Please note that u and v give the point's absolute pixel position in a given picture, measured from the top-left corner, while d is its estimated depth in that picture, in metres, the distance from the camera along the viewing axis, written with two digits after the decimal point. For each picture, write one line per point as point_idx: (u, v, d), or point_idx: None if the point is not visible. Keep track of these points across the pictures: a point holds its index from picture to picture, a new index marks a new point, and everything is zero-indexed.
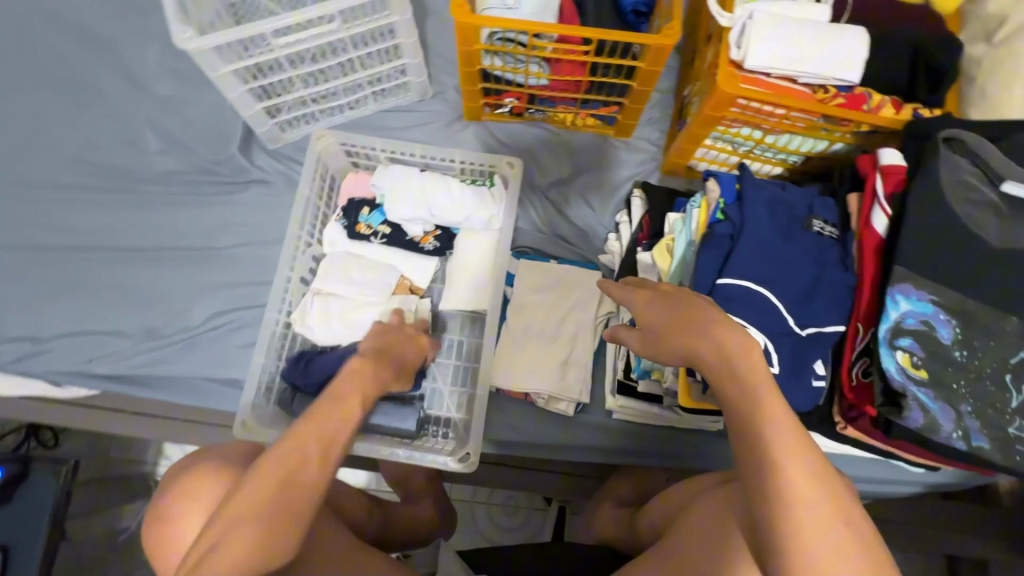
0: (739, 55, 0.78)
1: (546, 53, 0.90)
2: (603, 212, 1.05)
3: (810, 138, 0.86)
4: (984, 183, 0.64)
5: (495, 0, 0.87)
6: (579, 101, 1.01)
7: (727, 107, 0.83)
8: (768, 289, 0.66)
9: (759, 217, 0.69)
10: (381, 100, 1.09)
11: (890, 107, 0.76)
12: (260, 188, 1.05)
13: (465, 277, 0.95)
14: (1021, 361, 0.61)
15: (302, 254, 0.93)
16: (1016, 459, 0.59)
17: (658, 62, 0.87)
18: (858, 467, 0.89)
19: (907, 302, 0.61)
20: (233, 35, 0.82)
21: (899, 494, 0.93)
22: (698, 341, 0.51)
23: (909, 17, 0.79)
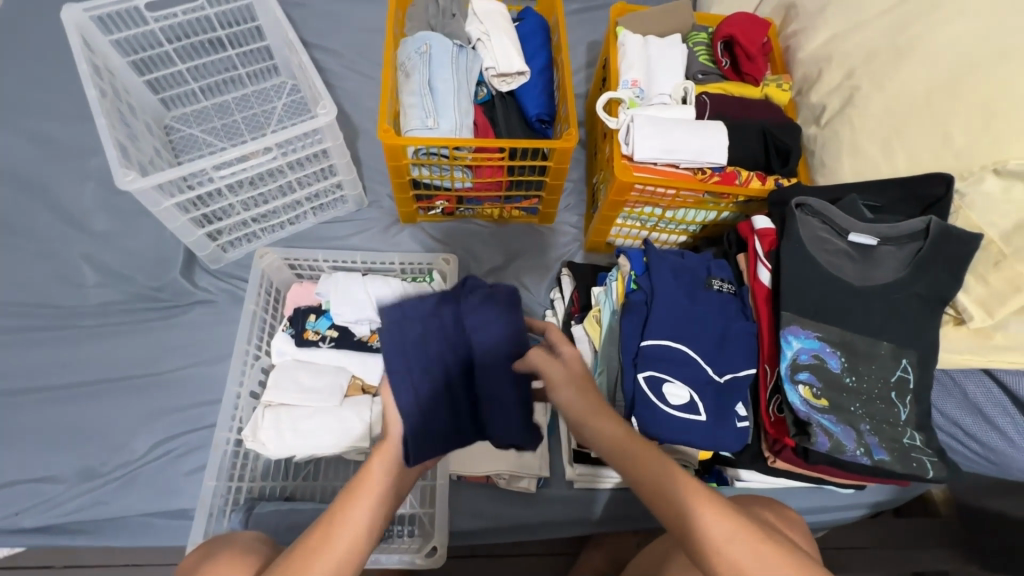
0: (629, 150, 0.93)
1: (467, 161, 1.02)
2: (538, 290, 1.14)
3: (702, 210, 1.01)
4: (836, 236, 0.78)
5: (417, 122, 0.99)
6: (503, 198, 1.13)
7: (628, 192, 0.97)
8: (685, 345, 0.76)
9: (667, 283, 0.79)
10: (320, 213, 1.16)
11: (757, 180, 0.93)
12: (203, 308, 1.06)
13: None
14: (899, 379, 0.71)
15: (251, 366, 0.94)
16: (914, 466, 0.67)
17: (564, 160, 1.01)
18: (804, 499, 0.95)
19: (799, 340, 0.71)
20: (174, 173, 0.88)
21: (847, 520, 0.99)
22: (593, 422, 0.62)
23: (755, 109, 0.97)
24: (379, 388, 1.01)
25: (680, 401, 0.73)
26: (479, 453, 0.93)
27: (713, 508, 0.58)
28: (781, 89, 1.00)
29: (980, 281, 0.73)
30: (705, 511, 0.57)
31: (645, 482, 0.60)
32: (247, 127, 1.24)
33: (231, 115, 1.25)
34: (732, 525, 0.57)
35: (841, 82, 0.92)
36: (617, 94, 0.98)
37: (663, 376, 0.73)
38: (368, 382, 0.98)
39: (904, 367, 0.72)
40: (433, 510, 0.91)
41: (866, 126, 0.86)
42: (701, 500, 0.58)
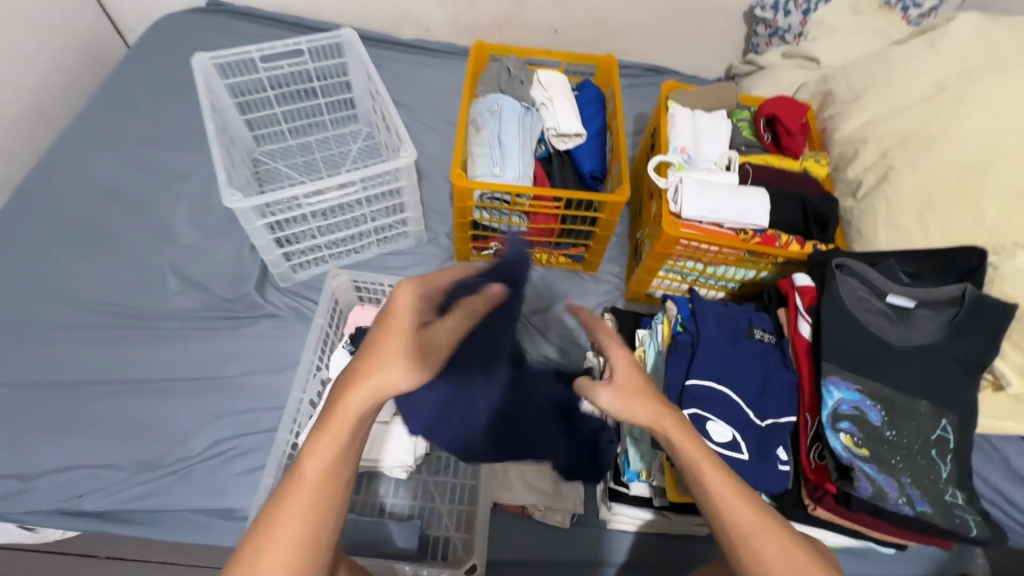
0: (677, 208, 1.01)
1: (526, 208, 1.12)
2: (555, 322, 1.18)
3: (741, 268, 1.07)
4: (875, 297, 0.83)
5: (485, 170, 1.11)
6: (552, 244, 1.22)
7: (673, 246, 1.04)
8: (727, 386, 0.80)
9: (712, 328, 0.85)
10: (383, 245, 1.27)
11: (796, 244, 0.99)
12: (269, 321, 1.14)
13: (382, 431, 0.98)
14: (939, 437, 0.74)
15: (313, 377, 1.00)
16: (957, 521, 0.68)
17: (614, 213, 1.10)
18: (842, 564, 0.94)
19: (840, 391, 0.75)
20: (271, 197, 1.00)
21: None
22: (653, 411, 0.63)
23: (795, 179, 1.06)
24: None
25: (723, 439, 0.76)
26: (517, 483, 0.96)
27: (757, 516, 0.59)
28: (818, 164, 1.08)
29: (1017, 349, 0.77)
30: (749, 515, 0.59)
31: (702, 488, 0.61)
32: (325, 165, 1.38)
33: (312, 153, 1.40)
34: (771, 531, 0.59)
35: (876, 162, 0.99)
36: (667, 158, 1.08)
37: (707, 415, 0.77)
38: None
39: (943, 426, 0.75)
40: (472, 536, 0.92)
41: (902, 201, 0.92)
42: (734, 494, 0.60)
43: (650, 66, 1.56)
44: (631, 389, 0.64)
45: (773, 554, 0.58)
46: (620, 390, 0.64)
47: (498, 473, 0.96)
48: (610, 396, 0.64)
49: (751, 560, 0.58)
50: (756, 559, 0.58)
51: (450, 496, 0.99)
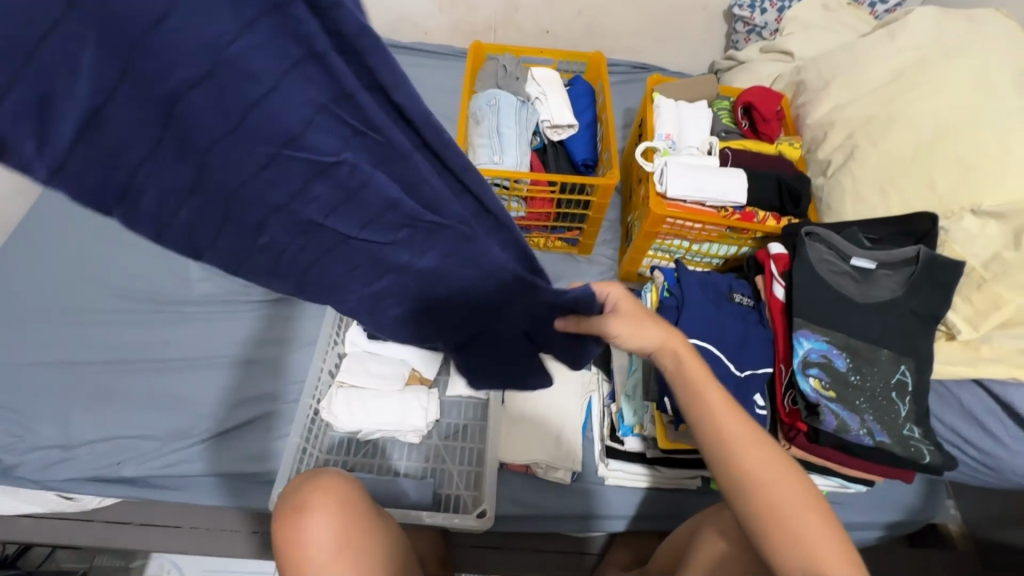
0: (663, 189, 1.10)
1: (524, 192, 1.20)
2: None
3: (724, 244, 1.16)
4: (841, 260, 0.92)
5: (485, 158, 1.20)
6: (550, 227, 1.31)
7: (660, 224, 1.13)
8: (709, 342, 0.88)
9: (695, 293, 0.94)
10: None
11: (772, 219, 1.08)
12: (287, 303, 1.22)
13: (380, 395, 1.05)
14: (898, 380, 0.82)
15: (331, 350, 1.11)
16: (913, 451, 0.77)
17: (606, 196, 1.19)
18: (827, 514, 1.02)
19: (810, 342, 0.84)
20: None
21: (866, 538, 1.04)
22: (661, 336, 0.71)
23: (771, 161, 1.15)
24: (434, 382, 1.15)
25: None
26: (523, 442, 1.04)
27: (742, 422, 0.69)
28: (792, 147, 1.17)
29: (966, 302, 0.86)
30: (735, 420, 0.69)
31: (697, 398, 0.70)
32: None
33: None
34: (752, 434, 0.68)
35: (843, 142, 1.09)
36: (653, 144, 1.18)
37: None
38: (425, 375, 1.11)
39: (903, 370, 0.83)
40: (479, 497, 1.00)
41: (865, 176, 1.02)
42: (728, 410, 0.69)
43: (637, 64, 1.66)
44: (635, 316, 0.69)
45: (752, 454, 0.67)
46: (627, 318, 0.68)
47: (502, 435, 1.04)
48: (621, 324, 0.67)
49: (736, 457, 0.67)
50: (745, 466, 0.66)
51: (461, 458, 1.07)
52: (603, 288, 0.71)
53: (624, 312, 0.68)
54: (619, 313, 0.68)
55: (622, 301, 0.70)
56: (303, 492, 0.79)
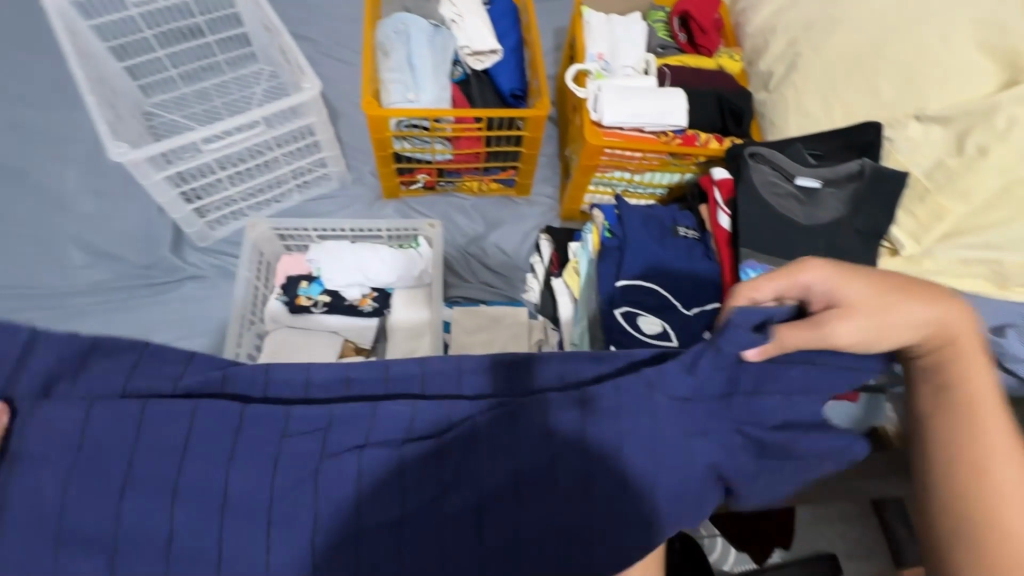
0: (598, 116, 1.00)
1: (448, 132, 1.08)
2: (503, 250, 1.19)
3: (666, 172, 1.09)
4: (786, 182, 0.87)
5: (398, 96, 1.05)
6: (482, 170, 1.20)
7: (598, 157, 1.04)
8: (654, 281, 0.83)
9: (637, 231, 0.87)
10: (305, 191, 1.20)
11: (715, 141, 1.01)
12: (193, 283, 1.08)
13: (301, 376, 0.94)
14: None
15: (247, 330, 0.98)
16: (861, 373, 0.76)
17: (538, 129, 1.07)
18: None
19: (757, 272, 0.80)
20: (163, 146, 0.92)
21: None
22: (909, 298, 0.46)
23: (711, 77, 1.06)
24: (374, 352, 1.04)
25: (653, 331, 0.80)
26: None
27: (1008, 428, 0.45)
28: (732, 60, 1.08)
29: (909, 216, 0.83)
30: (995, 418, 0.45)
31: (958, 391, 0.46)
32: (228, 112, 1.27)
33: (211, 101, 1.28)
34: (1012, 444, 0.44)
35: (784, 50, 1.00)
36: (584, 67, 1.06)
37: (637, 312, 0.81)
38: (361, 344, 1.01)
39: None
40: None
41: (808, 87, 0.95)
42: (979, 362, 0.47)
43: None
44: (875, 306, 0.45)
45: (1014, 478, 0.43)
46: (868, 314, 0.44)
47: None
48: (844, 324, 0.44)
49: (973, 479, 0.44)
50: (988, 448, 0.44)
51: None
52: (801, 269, 0.48)
53: (852, 304, 0.45)
54: (841, 305, 0.45)
55: (852, 289, 0.46)
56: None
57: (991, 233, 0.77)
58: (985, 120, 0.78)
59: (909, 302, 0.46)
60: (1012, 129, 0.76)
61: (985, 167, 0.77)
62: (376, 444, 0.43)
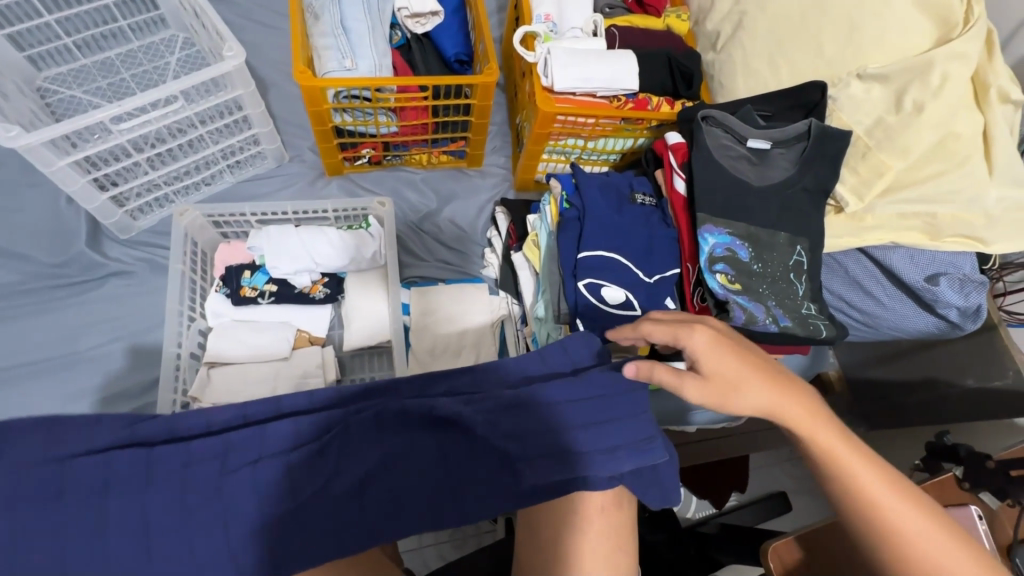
0: (549, 82, 0.97)
1: (391, 102, 1.01)
2: (460, 225, 1.16)
3: (619, 138, 1.08)
4: (738, 145, 0.87)
5: (333, 64, 0.96)
6: (430, 141, 1.14)
7: (551, 124, 1.01)
8: (616, 251, 0.83)
9: (596, 200, 0.86)
10: (238, 172, 1.10)
11: (666, 105, 1.00)
12: (120, 280, 0.98)
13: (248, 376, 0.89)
14: (795, 262, 0.82)
15: (187, 328, 0.91)
16: (813, 329, 0.79)
17: (487, 97, 1.02)
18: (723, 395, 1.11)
19: (714, 237, 0.81)
20: (64, 128, 0.81)
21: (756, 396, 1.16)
22: (749, 375, 0.53)
23: (660, 38, 1.04)
24: (328, 340, 1.00)
25: (617, 301, 0.80)
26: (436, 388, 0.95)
27: (862, 462, 0.53)
28: (680, 20, 1.07)
29: (852, 173, 0.85)
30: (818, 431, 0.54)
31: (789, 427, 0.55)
32: (139, 85, 1.14)
33: (118, 73, 1.14)
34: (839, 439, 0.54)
35: (730, 10, 1.00)
36: (532, 29, 1.02)
37: (601, 282, 0.80)
38: (315, 334, 0.97)
39: (799, 251, 0.83)
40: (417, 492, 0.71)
41: (754, 48, 0.95)
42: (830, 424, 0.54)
43: None
44: (725, 380, 0.53)
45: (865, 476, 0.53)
46: (717, 385, 0.53)
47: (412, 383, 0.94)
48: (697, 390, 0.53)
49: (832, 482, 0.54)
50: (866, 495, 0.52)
51: None
52: (678, 334, 0.54)
53: (713, 377, 0.53)
54: (704, 376, 0.53)
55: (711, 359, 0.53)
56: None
57: (926, 187, 0.81)
58: (921, 76, 0.81)
59: (750, 376, 0.53)
60: (945, 85, 0.80)
61: (921, 124, 0.80)
62: (273, 457, 0.44)
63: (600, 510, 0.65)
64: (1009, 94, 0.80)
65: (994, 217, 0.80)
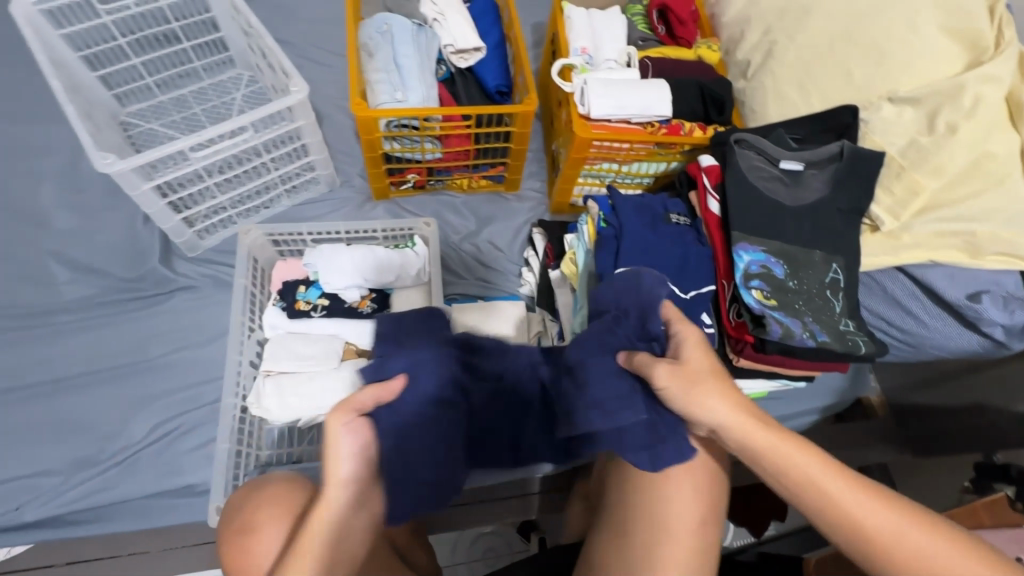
0: (586, 110, 1.02)
1: (437, 131, 1.08)
2: (500, 247, 1.21)
3: (653, 162, 1.12)
4: (771, 166, 0.90)
5: (386, 96, 1.04)
6: (471, 167, 1.21)
7: (587, 149, 1.06)
8: (652, 267, 0.86)
9: (632, 219, 0.90)
10: (294, 196, 1.19)
11: (699, 130, 1.04)
12: (186, 294, 1.06)
13: (300, 384, 0.94)
14: (831, 279, 0.84)
15: (247, 338, 0.97)
16: (851, 345, 0.79)
17: (526, 124, 1.09)
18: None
19: (749, 254, 0.83)
20: (151, 155, 0.90)
21: (792, 413, 1.16)
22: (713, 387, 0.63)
23: (692, 68, 1.09)
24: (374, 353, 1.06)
25: None
26: None
27: (825, 469, 0.60)
28: (711, 50, 1.11)
29: (887, 193, 0.87)
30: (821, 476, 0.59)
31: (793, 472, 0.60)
32: (208, 118, 1.25)
33: (190, 108, 1.26)
34: (847, 483, 0.59)
35: (760, 39, 1.04)
36: (569, 61, 1.08)
37: None
38: (362, 347, 1.03)
39: (835, 269, 0.84)
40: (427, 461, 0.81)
41: (785, 74, 0.98)
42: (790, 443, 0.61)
43: None
44: (692, 371, 0.64)
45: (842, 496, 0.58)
46: (683, 375, 0.63)
47: None
48: (672, 375, 0.63)
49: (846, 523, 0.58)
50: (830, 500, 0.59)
51: None
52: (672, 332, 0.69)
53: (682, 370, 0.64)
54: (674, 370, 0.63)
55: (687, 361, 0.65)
56: (247, 509, 0.70)
57: (964, 205, 0.81)
58: (954, 98, 0.83)
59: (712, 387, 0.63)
60: (978, 107, 0.81)
61: (956, 143, 0.82)
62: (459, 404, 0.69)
63: (665, 501, 0.69)
64: None
65: None
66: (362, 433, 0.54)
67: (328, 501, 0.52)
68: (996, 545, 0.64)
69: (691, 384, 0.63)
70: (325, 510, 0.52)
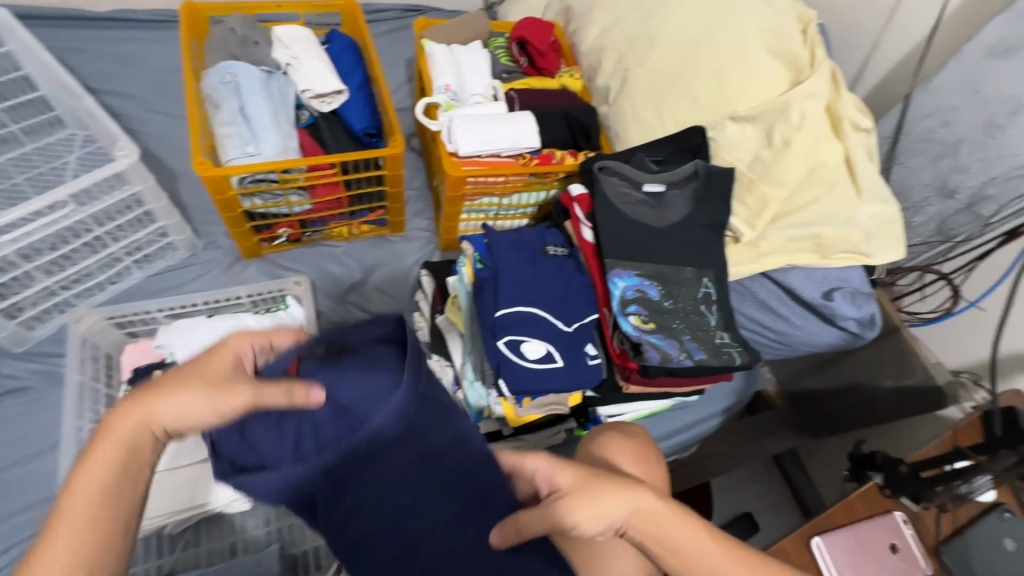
0: (454, 148, 1.00)
1: (300, 182, 1.01)
2: (389, 293, 1.15)
3: (532, 191, 1.11)
4: (635, 189, 0.92)
5: (236, 151, 0.96)
6: (348, 214, 1.14)
7: (463, 186, 1.04)
8: (532, 303, 0.84)
9: (507, 257, 0.88)
10: (146, 266, 1.06)
11: (570, 157, 1.04)
12: (17, 398, 0.91)
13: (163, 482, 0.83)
14: (704, 294, 0.86)
15: (88, 443, 0.83)
16: (726, 357, 0.82)
17: (397, 167, 1.04)
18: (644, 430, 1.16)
19: (623, 280, 0.84)
20: None
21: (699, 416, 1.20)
22: (607, 494, 0.57)
23: (557, 97, 1.10)
24: None
25: (538, 355, 0.81)
26: None
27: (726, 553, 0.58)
28: (574, 79, 1.14)
29: (742, 205, 0.91)
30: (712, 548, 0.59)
31: (682, 549, 0.57)
32: (35, 189, 1.10)
33: (11, 178, 1.10)
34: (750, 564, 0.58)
35: (615, 67, 1.08)
36: (433, 99, 1.06)
37: (520, 338, 0.81)
38: None
39: (706, 283, 0.87)
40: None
41: (640, 100, 1.02)
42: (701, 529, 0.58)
43: (408, 6, 1.50)
44: (588, 478, 0.58)
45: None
46: (583, 482, 0.57)
47: None
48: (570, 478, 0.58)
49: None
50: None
51: None
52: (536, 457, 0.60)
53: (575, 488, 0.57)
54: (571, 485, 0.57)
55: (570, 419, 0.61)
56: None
57: (808, 211, 0.87)
58: (783, 114, 0.89)
59: (608, 487, 0.57)
60: (804, 120, 0.88)
61: (792, 155, 0.88)
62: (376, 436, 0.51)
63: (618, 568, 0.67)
64: (859, 124, 0.89)
65: (870, 233, 0.86)
66: (212, 402, 0.51)
67: (130, 428, 0.49)
68: (874, 534, 0.70)
69: (590, 484, 0.57)
70: (97, 461, 0.48)
